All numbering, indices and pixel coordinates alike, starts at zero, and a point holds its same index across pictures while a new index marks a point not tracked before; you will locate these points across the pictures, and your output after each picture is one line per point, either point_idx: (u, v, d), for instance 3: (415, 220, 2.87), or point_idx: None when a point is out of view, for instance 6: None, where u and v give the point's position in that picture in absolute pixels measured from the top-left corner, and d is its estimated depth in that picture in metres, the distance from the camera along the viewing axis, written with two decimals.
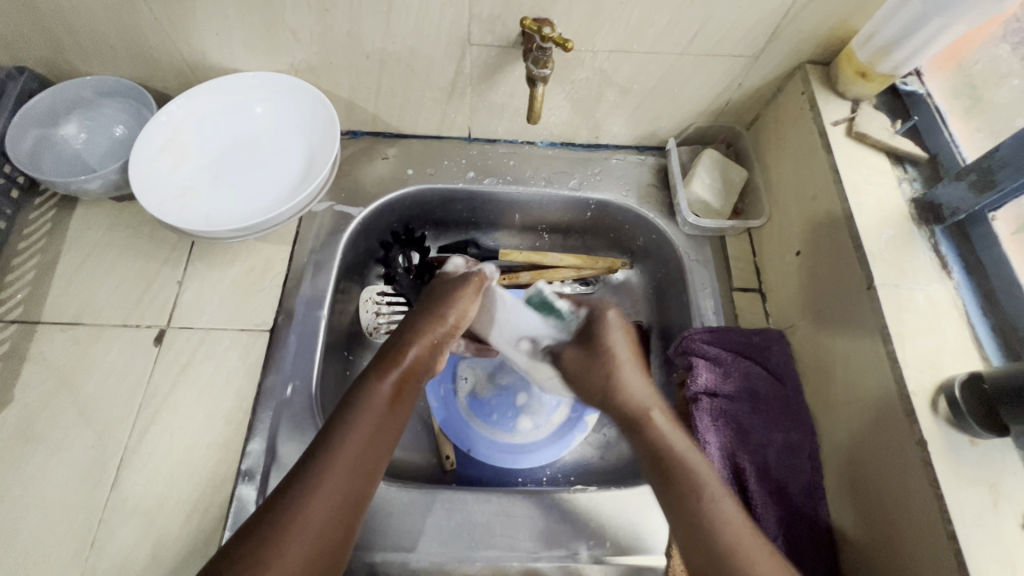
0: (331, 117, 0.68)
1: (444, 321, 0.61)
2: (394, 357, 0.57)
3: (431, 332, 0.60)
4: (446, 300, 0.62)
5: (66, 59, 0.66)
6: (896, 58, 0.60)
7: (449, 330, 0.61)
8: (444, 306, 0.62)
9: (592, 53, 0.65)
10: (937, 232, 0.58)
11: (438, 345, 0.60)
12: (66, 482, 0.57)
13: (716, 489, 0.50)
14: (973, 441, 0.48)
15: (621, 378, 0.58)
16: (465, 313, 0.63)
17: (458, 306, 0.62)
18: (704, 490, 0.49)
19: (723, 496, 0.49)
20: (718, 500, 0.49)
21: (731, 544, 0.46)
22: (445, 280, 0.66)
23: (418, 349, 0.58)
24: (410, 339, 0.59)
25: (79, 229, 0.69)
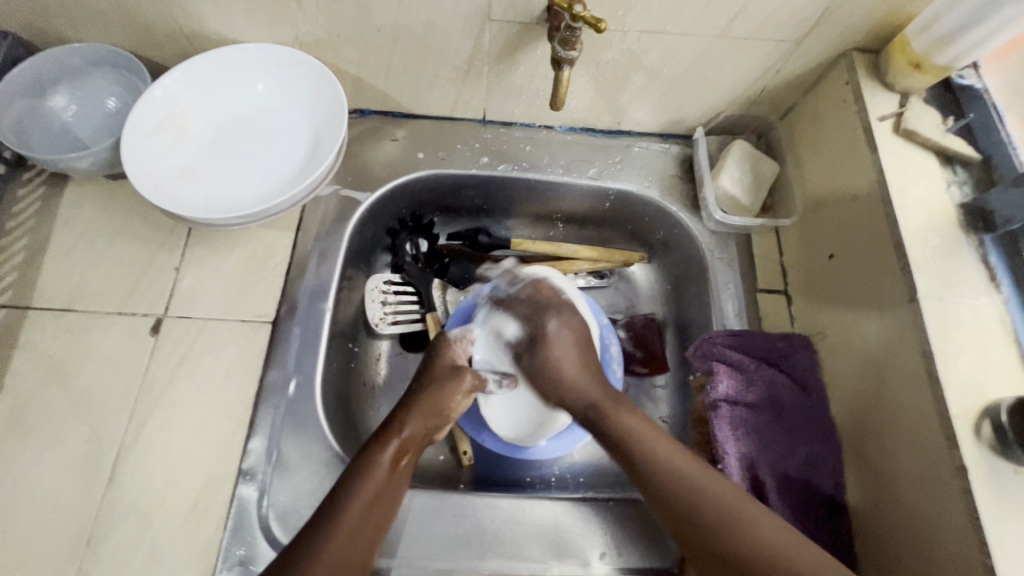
0: (338, 96, 0.63)
1: (447, 406, 0.60)
2: (393, 431, 0.57)
3: (431, 412, 0.59)
4: (446, 382, 0.61)
5: (52, 24, 0.61)
6: (955, 50, 0.56)
7: (450, 415, 0.61)
8: (446, 385, 0.61)
9: (621, 34, 0.60)
10: (986, 241, 0.55)
11: (431, 431, 0.60)
12: (61, 477, 0.54)
13: (660, 449, 0.53)
14: (1017, 469, 0.45)
15: (562, 352, 0.62)
16: (461, 402, 0.62)
17: (458, 389, 0.61)
18: (640, 440, 0.54)
19: (661, 444, 0.53)
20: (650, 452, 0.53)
21: (696, 501, 0.50)
22: (443, 356, 0.64)
23: (415, 426, 0.58)
24: (408, 415, 0.58)
25: (71, 209, 0.65)
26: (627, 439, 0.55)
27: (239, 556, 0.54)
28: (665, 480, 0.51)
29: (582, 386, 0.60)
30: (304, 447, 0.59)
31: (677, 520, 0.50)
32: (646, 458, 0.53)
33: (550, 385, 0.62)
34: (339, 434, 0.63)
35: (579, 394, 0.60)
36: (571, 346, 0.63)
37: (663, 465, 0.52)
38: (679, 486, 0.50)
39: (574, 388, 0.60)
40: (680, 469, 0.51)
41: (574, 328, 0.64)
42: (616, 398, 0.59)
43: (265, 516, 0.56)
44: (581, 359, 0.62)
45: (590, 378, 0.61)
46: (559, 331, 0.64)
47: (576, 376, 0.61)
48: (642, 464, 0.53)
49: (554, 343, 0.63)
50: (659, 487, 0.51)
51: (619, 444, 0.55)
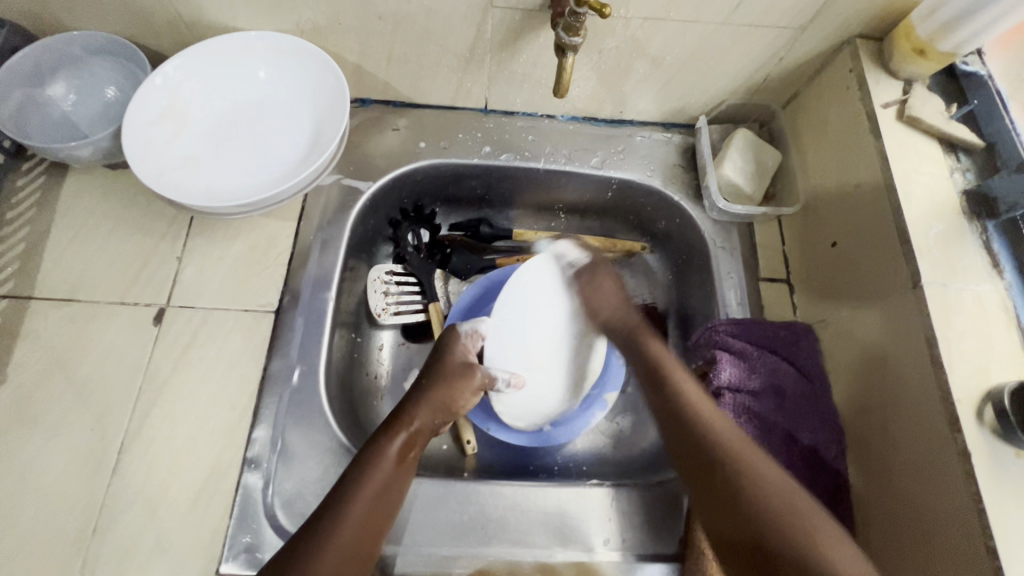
0: (340, 84, 0.63)
1: (454, 402, 0.61)
2: (400, 424, 0.57)
3: (438, 408, 0.60)
4: (455, 379, 0.61)
5: (49, 11, 0.60)
6: (960, 36, 0.55)
7: (456, 411, 0.62)
8: (455, 383, 0.61)
9: (625, 20, 0.59)
10: (990, 228, 0.55)
11: (436, 425, 0.60)
12: (66, 466, 0.54)
13: (690, 389, 0.59)
14: (1020, 453, 0.46)
15: (608, 292, 0.70)
16: (468, 399, 0.62)
17: (466, 386, 0.62)
18: (672, 373, 0.61)
19: (688, 383, 0.60)
20: (676, 383, 0.60)
21: (706, 434, 0.54)
22: (454, 354, 0.64)
23: (422, 420, 0.58)
24: (416, 408, 0.59)
25: (72, 199, 0.65)
26: (667, 374, 0.61)
27: (245, 544, 0.54)
28: (682, 402, 0.58)
29: (620, 314, 0.68)
30: (308, 436, 0.59)
31: (688, 444, 0.55)
32: (675, 386, 0.59)
33: (592, 308, 0.70)
34: (344, 424, 0.63)
35: (630, 352, 0.66)
36: (614, 290, 0.70)
37: (685, 401, 0.58)
38: (697, 411, 0.56)
39: (612, 309, 0.68)
40: (696, 406, 0.57)
41: (614, 276, 0.71)
42: (662, 346, 0.66)
43: (270, 504, 0.56)
44: (622, 300, 0.70)
45: (625, 307, 0.69)
46: (610, 290, 0.70)
47: (607, 304, 0.69)
48: (669, 396, 0.59)
49: (603, 279, 0.71)
50: (674, 414, 0.57)
51: (654, 372, 0.62)
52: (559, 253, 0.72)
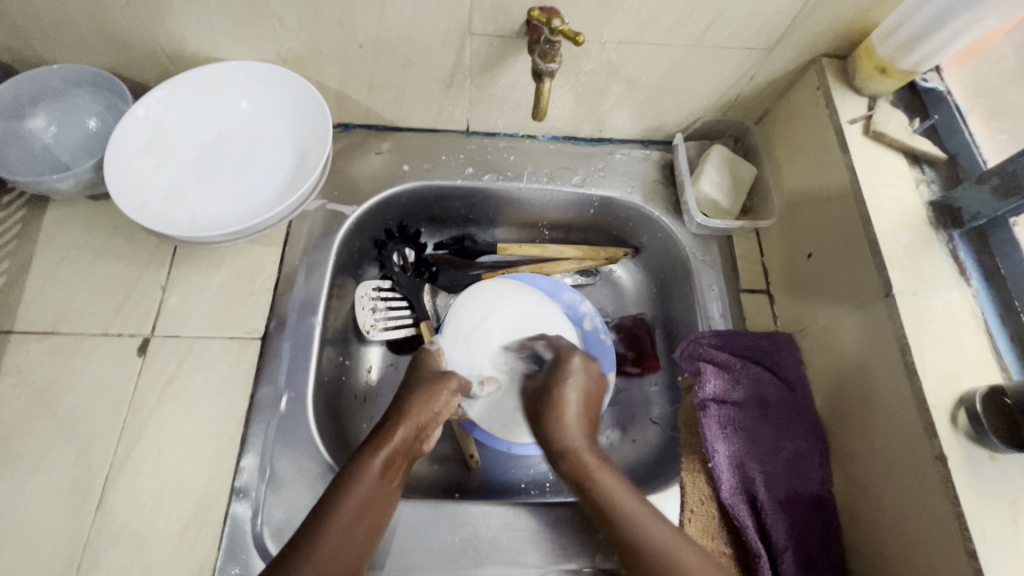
0: (322, 111, 0.64)
1: (432, 408, 0.60)
2: (383, 437, 0.57)
3: (420, 415, 0.59)
4: (431, 385, 0.61)
5: (30, 46, 0.60)
6: (918, 55, 0.58)
7: (438, 417, 0.61)
8: (431, 390, 0.61)
9: (599, 45, 0.61)
10: (955, 236, 0.57)
11: (421, 433, 0.60)
12: (49, 502, 0.54)
13: (626, 498, 0.52)
14: (992, 455, 0.47)
15: (569, 399, 0.59)
16: (448, 404, 0.61)
17: (445, 391, 0.61)
18: (604, 489, 0.53)
19: (632, 500, 0.52)
20: (632, 515, 0.51)
21: (663, 569, 0.47)
22: (428, 365, 0.64)
23: (405, 430, 0.58)
24: (397, 421, 0.58)
25: (54, 230, 0.65)
26: (597, 490, 0.53)
27: (234, 575, 0.53)
28: (641, 537, 0.49)
29: (562, 430, 0.57)
30: (297, 463, 0.59)
31: (641, 566, 0.48)
32: (622, 516, 0.51)
33: (552, 436, 0.58)
34: (332, 447, 0.63)
35: (549, 436, 0.58)
36: (576, 410, 0.59)
37: (641, 533, 0.49)
38: (642, 535, 0.49)
39: (561, 427, 0.58)
40: (653, 542, 0.49)
41: (581, 386, 0.61)
42: (599, 459, 0.56)
43: (259, 534, 0.55)
44: (586, 417, 0.60)
45: (574, 419, 0.58)
46: (575, 394, 0.60)
47: (566, 413, 0.58)
48: (624, 534, 0.50)
49: (569, 385, 0.60)
50: (622, 545, 0.50)
51: (585, 485, 0.54)
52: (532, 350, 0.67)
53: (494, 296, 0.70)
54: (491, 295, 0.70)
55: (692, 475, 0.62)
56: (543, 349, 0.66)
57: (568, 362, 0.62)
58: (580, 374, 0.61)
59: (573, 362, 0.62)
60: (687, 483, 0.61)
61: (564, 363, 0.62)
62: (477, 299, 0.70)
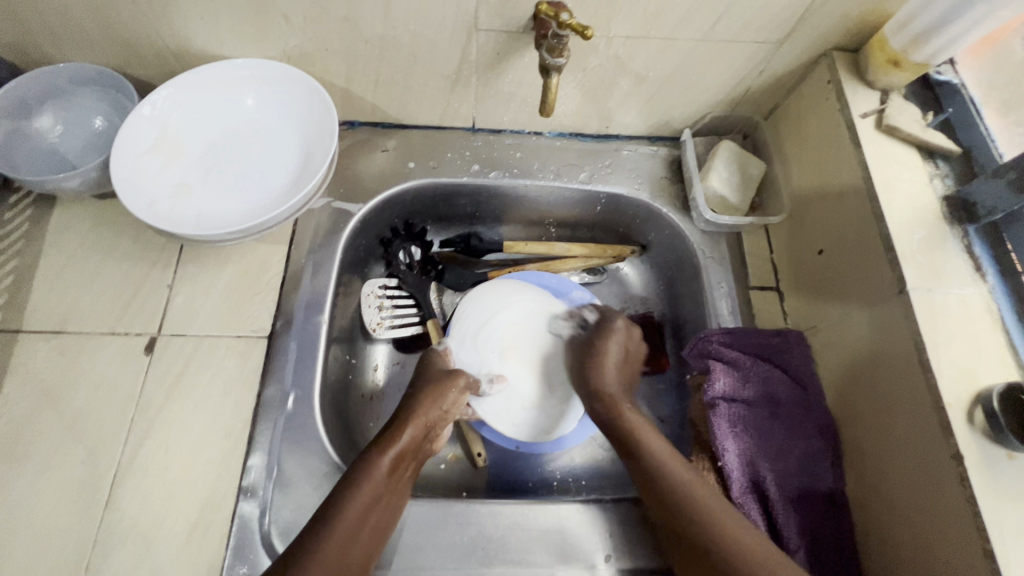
0: (328, 109, 0.63)
1: (442, 404, 0.60)
2: (392, 435, 0.56)
3: (429, 414, 0.59)
4: (440, 382, 0.61)
5: (35, 44, 0.60)
6: (932, 47, 0.57)
7: (447, 416, 0.61)
8: (440, 387, 0.61)
9: (607, 40, 0.61)
10: (970, 232, 0.56)
11: (429, 433, 0.60)
12: (58, 501, 0.54)
13: (662, 447, 0.56)
14: (1011, 454, 0.46)
15: (609, 367, 0.64)
16: (457, 400, 0.61)
17: (455, 390, 0.61)
18: (636, 428, 0.58)
19: (659, 440, 0.57)
20: (667, 465, 0.54)
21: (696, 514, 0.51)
22: (435, 363, 0.64)
23: (414, 429, 0.58)
24: (407, 418, 0.58)
25: (61, 229, 0.65)
26: (632, 431, 0.58)
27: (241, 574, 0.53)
28: (665, 473, 0.54)
29: (608, 377, 0.63)
30: (304, 462, 0.59)
31: (665, 499, 0.53)
32: (650, 453, 0.56)
33: (591, 376, 0.63)
34: (339, 446, 0.63)
35: (591, 381, 0.63)
36: (615, 363, 0.65)
37: (661, 462, 0.55)
38: (669, 475, 0.54)
39: (602, 374, 0.63)
40: (682, 475, 0.54)
41: (620, 340, 0.67)
42: (630, 405, 0.62)
43: (267, 533, 0.55)
44: (625, 371, 0.66)
45: (616, 370, 0.64)
46: (615, 348, 0.66)
47: (607, 367, 0.64)
48: (647, 467, 0.55)
49: (614, 341, 0.66)
50: (650, 479, 0.54)
51: (626, 436, 0.58)
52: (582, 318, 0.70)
53: (503, 294, 0.70)
54: (500, 293, 0.70)
55: (701, 474, 0.61)
56: (592, 315, 0.70)
57: (610, 316, 0.69)
58: (620, 339, 0.67)
59: (619, 318, 0.68)
60: None
61: (604, 328, 0.67)
62: (487, 297, 0.69)
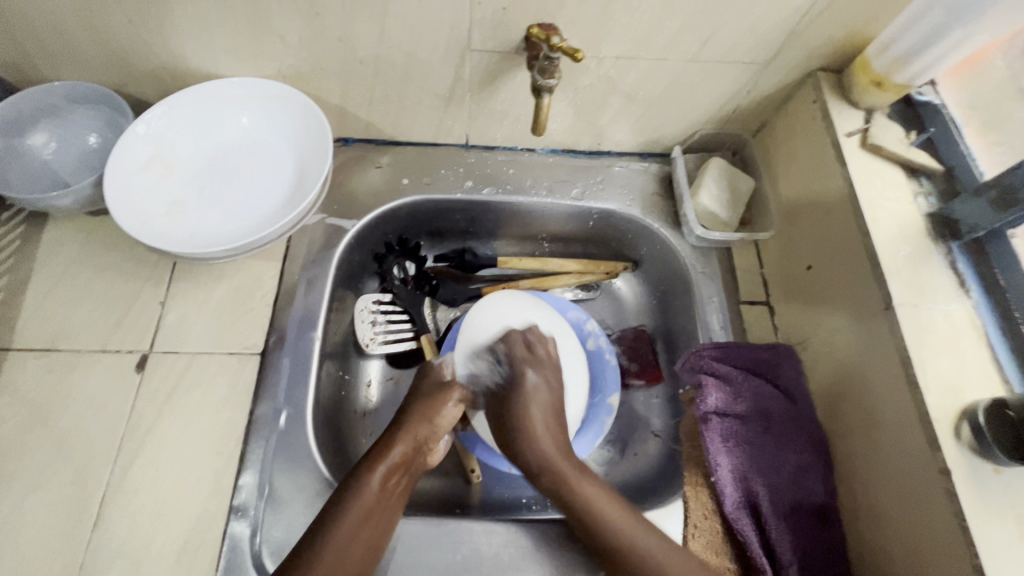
0: (322, 127, 0.64)
1: (433, 419, 0.61)
2: (384, 448, 0.57)
3: (420, 427, 0.60)
4: (432, 398, 0.62)
5: (31, 63, 0.61)
6: (913, 69, 0.59)
7: (439, 427, 0.61)
8: (431, 403, 0.61)
9: (598, 60, 0.62)
10: (954, 248, 0.57)
11: (423, 446, 0.60)
12: (45, 522, 0.53)
13: (616, 515, 0.54)
14: (998, 469, 0.47)
15: (537, 413, 0.61)
16: (450, 414, 0.62)
17: (446, 401, 0.62)
18: (589, 500, 0.55)
19: (614, 507, 0.55)
20: (606, 520, 0.54)
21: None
22: (429, 376, 0.65)
23: (406, 442, 0.58)
24: (399, 432, 0.59)
25: (53, 246, 0.65)
26: (585, 509, 0.55)
27: None
28: (619, 545, 0.53)
29: (539, 450, 0.59)
30: (296, 480, 0.58)
31: (624, 565, 0.52)
32: (607, 527, 0.54)
33: (520, 448, 0.59)
34: (332, 463, 0.63)
35: (535, 455, 0.59)
36: (544, 414, 0.61)
37: (609, 530, 0.54)
38: (612, 535, 0.53)
39: (535, 442, 0.59)
40: (642, 545, 0.53)
41: (548, 384, 0.63)
42: (577, 467, 0.59)
43: (258, 553, 0.54)
44: (557, 419, 0.62)
45: (547, 429, 0.60)
46: (540, 389, 0.63)
47: (541, 432, 0.60)
48: (604, 540, 0.53)
49: (535, 377, 0.63)
50: (608, 552, 0.53)
51: (579, 513, 0.55)
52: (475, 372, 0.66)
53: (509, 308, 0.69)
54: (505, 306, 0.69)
55: (695, 489, 0.61)
56: (488, 363, 0.66)
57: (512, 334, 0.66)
58: (529, 335, 0.66)
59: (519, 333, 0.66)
60: (690, 497, 0.61)
61: (524, 377, 0.63)
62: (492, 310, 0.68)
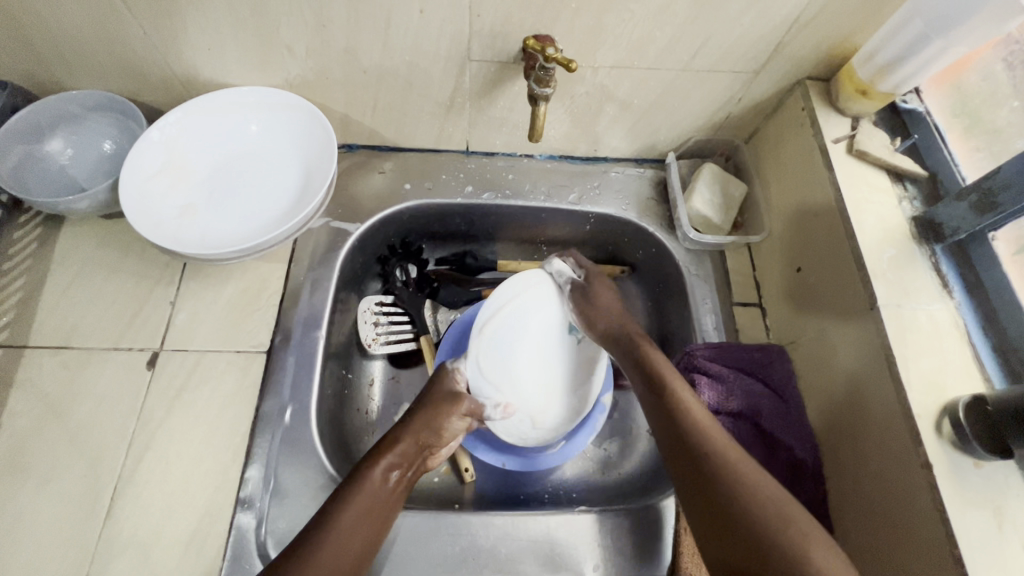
0: (327, 134, 0.66)
1: (441, 425, 0.62)
2: (387, 448, 0.59)
3: (424, 431, 0.61)
4: (443, 405, 0.63)
5: (50, 73, 0.63)
6: (897, 78, 0.61)
7: (444, 435, 0.62)
8: (440, 407, 0.63)
9: (593, 69, 0.64)
10: (938, 251, 0.59)
11: (425, 450, 0.61)
12: (59, 512, 0.55)
13: (697, 411, 0.55)
14: (977, 463, 0.49)
15: (606, 302, 0.68)
16: (456, 425, 0.63)
17: (453, 412, 0.63)
18: (661, 369, 0.59)
19: (691, 396, 0.56)
20: (682, 396, 0.56)
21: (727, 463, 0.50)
22: (442, 381, 0.66)
23: (408, 444, 0.60)
24: (403, 434, 0.60)
25: (68, 248, 0.67)
26: (654, 369, 0.59)
27: None
28: (694, 427, 0.53)
29: (618, 320, 0.65)
30: (300, 474, 0.60)
31: (692, 444, 0.52)
32: (677, 398, 0.56)
33: (595, 320, 0.66)
34: (335, 459, 0.65)
35: (618, 328, 0.64)
36: (610, 303, 0.68)
37: (683, 413, 0.54)
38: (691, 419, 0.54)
39: (614, 320, 0.65)
40: (713, 434, 0.52)
41: (612, 289, 0.69)
42: (649, 341, 0.63)
43: (263, 543, 0.56)
44: (625, 315, 0.67)
45: (623, 313, 0.66)
46: (610, 297, 0.68)
47: (606, 313, 0.67)
48: (678, 413, 0.55)
49: (598, 289, 0.69)
50: (685, 435, 0.53)
51: (650, 376, 0.59)
52: (558, 270, 0.72)
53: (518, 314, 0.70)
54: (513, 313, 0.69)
55: None
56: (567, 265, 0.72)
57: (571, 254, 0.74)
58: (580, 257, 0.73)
59: (576, 253, 0.74)
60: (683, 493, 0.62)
61: (599, 269, 0.72)
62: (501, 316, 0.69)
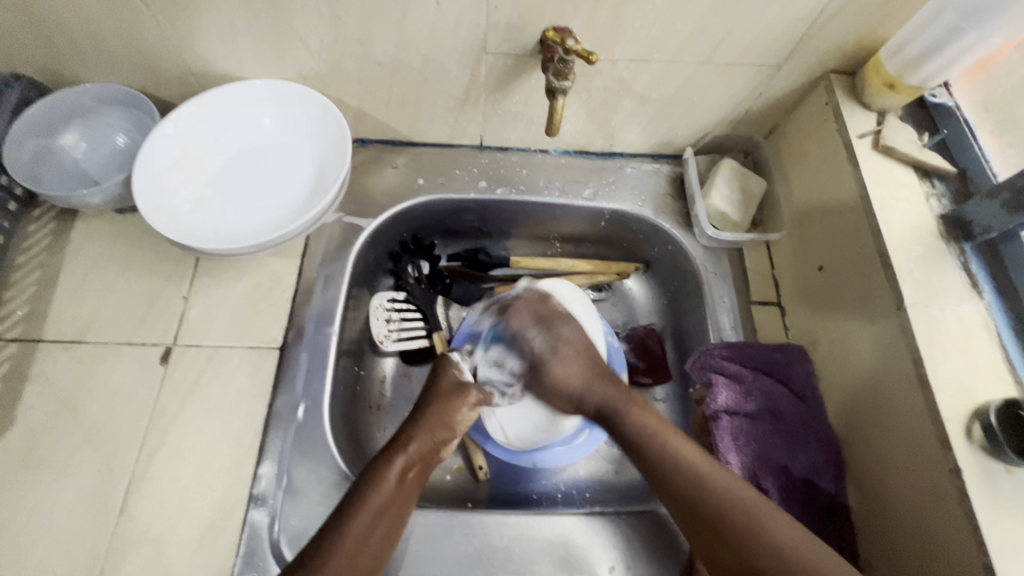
0: (341, 128, 0.66)
1: (453, 418, 0.61)
2: (400, 445, 0.58)
3: (437, 427, 0.60)
4: (452, 398, 0.62)
5: (64, 66, 0.63)
6: (926, 71, 0.59)
7: (457, 429, 0.62)
8: (450, 401, 0.62)
9: (611, 62, 0.63)
10: (967, 250, 0.57)
11: (438, 446, 0.60)
12: (74, 506, 0.55)
13: (683, 448, 0.55)
14: (1010, 469, 0.47)
15: (562, 364, 0.64)
16: (467, 417, 0.62)
17: (462, 404, 0.62)
18: (641, 426, 0.58)
19: (677, 441, 0.56)
20: (668, 445, 0.56)
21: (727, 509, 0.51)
22: (447, 373, 0.64)
23: (422, 440, 0.59)
24: (416, 430, 0.59)
25: (82, 242, 0.67)
26: (635, 430, 0.58)
27: None
28: (679, 473, 0.54)
29: (583, 383, 0.63)
30: (313, 471, 0.60)
31: (686, 501, 0.53)
32: (662, 455, 0.56)
33: (552, 393, 0.65)
34: (348, 456, 0.64)
35: (585, 394, 0.63)
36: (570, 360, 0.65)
37: (671, 458, 0.55)
38: (679, 468, 0.54)
39: (585, 390, 0.63)
40: (697, 470, 0.54)
41: (572, 346, 0.65)
42: (630, 398, 0.61)
43: (276, 541, 0.56)
44: (592, 372, 0.64)
45: (591, 376, 0.63)
46: (566, 350, 0.65)
47: (570, 375, 0.64)
48: (664, 468, 0.55)
49: (557, 363, 0.64)
50: (668, 484, 0.54)
51: (631, 437, 0.59)
52: (498, 362, 0.67)
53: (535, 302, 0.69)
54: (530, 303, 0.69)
55: None
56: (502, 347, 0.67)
57: (517, 312, 0.68)
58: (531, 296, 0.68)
59: (517, 305, 0.68)
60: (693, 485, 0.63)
61: (550, 312, 0.67)
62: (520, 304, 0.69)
